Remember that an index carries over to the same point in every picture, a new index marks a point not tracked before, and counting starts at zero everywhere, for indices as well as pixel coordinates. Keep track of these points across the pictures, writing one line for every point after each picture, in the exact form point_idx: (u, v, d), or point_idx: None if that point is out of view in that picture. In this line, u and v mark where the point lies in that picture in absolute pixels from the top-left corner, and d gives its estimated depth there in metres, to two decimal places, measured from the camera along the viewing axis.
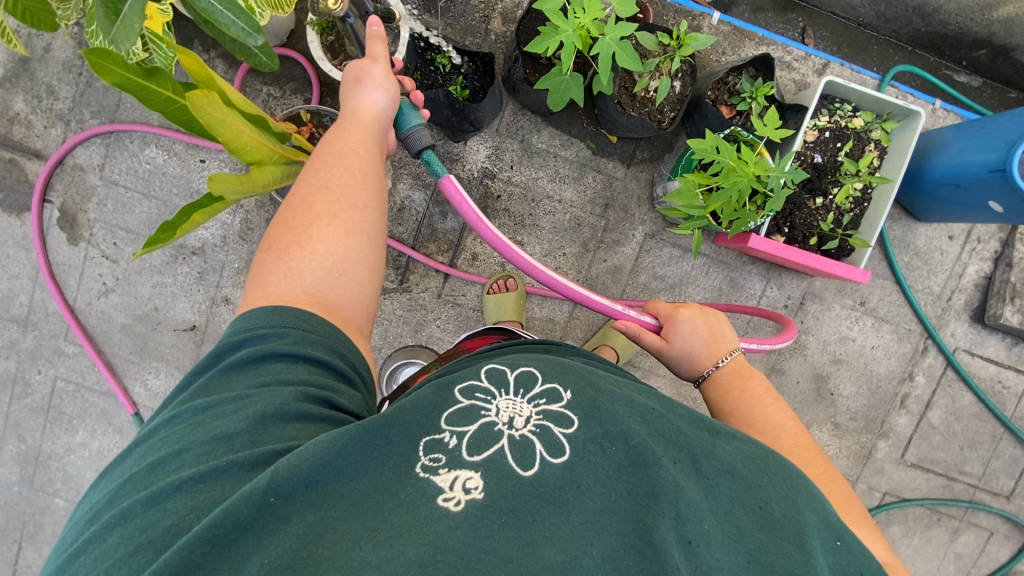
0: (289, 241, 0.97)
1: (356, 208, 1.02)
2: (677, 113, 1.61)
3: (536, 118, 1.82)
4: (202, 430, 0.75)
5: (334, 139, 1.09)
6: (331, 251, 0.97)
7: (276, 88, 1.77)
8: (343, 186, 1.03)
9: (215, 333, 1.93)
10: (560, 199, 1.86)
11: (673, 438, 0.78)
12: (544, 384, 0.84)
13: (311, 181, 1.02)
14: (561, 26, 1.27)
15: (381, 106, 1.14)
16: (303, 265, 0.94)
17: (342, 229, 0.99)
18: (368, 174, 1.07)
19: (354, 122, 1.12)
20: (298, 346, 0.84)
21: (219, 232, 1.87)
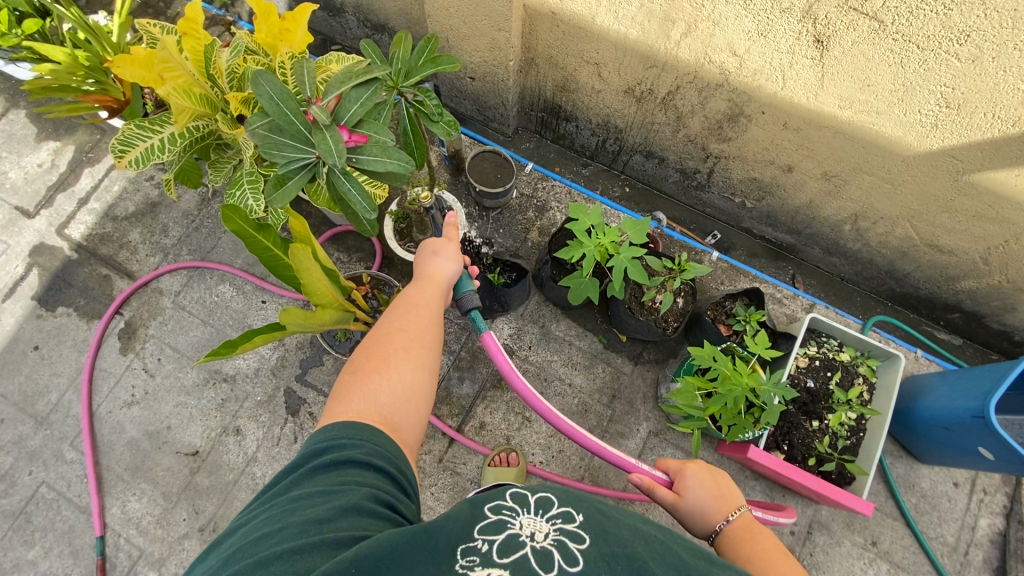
0: (372, 363, 1.06)
1: (428, 347, 1.14)
2: (680, 323, 1.84)
3: (557, 310, 2.08)
4: (288, 520, 0.75)
5: (413, 290, 1.26)
6: (405, 379, 1.05)
7: (345, 254, 2.13)
8: (421, 326, 1.16)
9: (213, 463, 1.93)
10: (571, 383, 2.00)
11: (680, 566, 0.74)
12: (560, 504, 0.81)
13: (393, 319, 1.16)
14: (585, 241, 1.59)
15: (449, 274, 1.33)
16: (382, 385, 1.02)
17: (416, 361, 1.09)
18: (439, 319, 1.21)
19: (430, 281, 1.29)
20: (371, 455, 0.87)
21: (255, 364, 2.03)
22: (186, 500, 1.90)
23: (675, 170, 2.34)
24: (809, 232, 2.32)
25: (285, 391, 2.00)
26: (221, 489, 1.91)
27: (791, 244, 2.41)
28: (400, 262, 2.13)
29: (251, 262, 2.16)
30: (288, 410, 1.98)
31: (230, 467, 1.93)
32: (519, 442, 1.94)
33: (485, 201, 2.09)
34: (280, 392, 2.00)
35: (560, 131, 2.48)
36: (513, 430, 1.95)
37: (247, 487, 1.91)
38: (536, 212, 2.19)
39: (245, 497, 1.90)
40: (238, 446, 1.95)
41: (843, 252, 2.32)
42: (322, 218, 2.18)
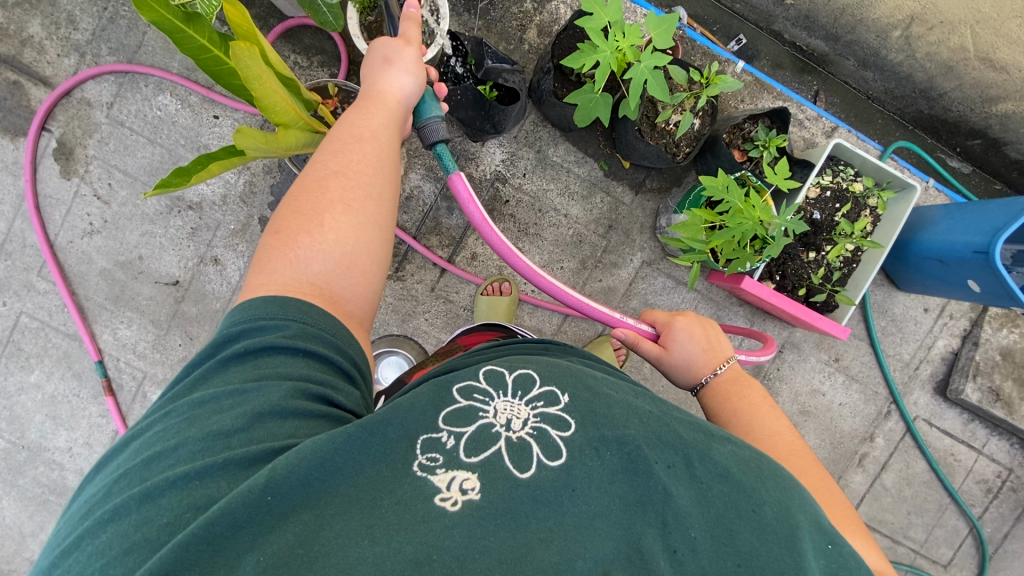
0: (299, 226, 0.96)
1: (368, 196, 1.02)
2: (693, 149, 1.66)
3: (555, 131, 1.85)
4: (200, 424, 0.75)
5: (354, 120, 1.08)
6: (340, 239, 0.97)
7: (304, 58, 1.79)
8: (359, 173, 1.03)
9: (198, 293, 1.88)
10: (566, 214, 1.89)
11: (676, 453, 0.80)
12: (541, 387, 0.87)
13: (325, 164, 1.02)
14: (599, 46, 1.31)
15: (407, 90, 1.15)
16: (309, 253, 0.94)
17: (353, 216, 0.99)
18: (386, 159, 1.08)
19: (379, 101, 1.12)
20: (298, 340, 0.84)
21: (220, 190, 1.83)
22: (177, 328, 1.89)
23: None
24: (849, 38, 2.02)
25: (259, 220, 1.85)
26: (211, 317, 1.89)
27: (824, 54, 2.10)
28: None
29: (191, 67, 1.80)
30: (266, 240, 1.86)
31: (217, 296, 1.88)
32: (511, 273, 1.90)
33: None
34: (255, 221, 1.85)
35: None
36: (505, 261, 1.90)
37: None
38: (534, 4, 1.79)
39: None
40: (220, 276, 1.87)
41: (881, 65, 2.05)
42: (269, 8, 1.76)
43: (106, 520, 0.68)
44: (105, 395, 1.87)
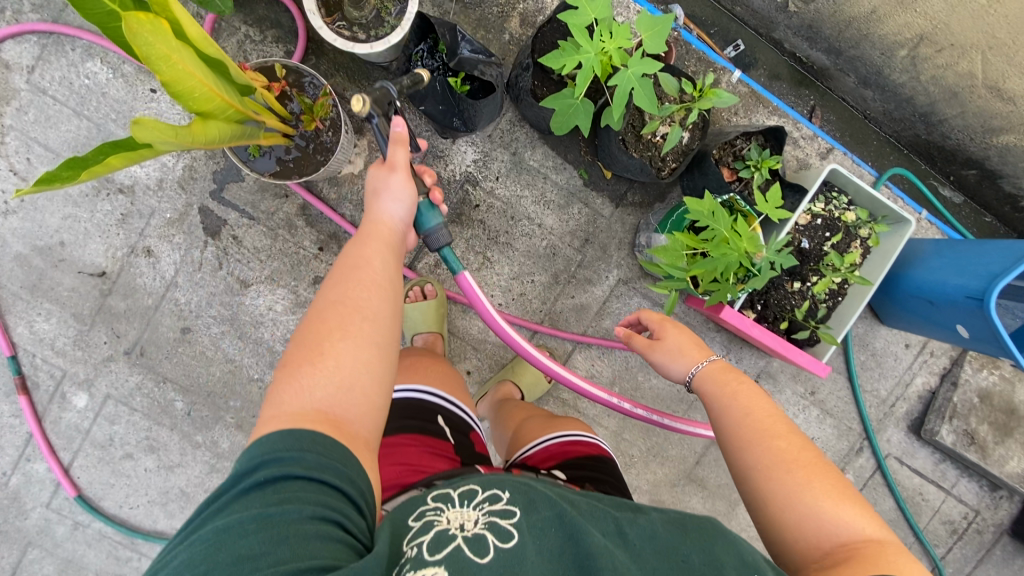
0: (301, 355, 0.87)
1: (368, 319, 0.93)
2: (679, 164, 1.52)
3: (533, 133, 1.70)
4: (218, 555, 0.67)
5: (352, 253, 1.01)
6: (341, 370, 0.87)
7: (257, 31, 1.60)
8: (358, 298, 0.94)
9: (126, 286, 1.69)
10: (540, 223, 1.75)
11: (615, 530, 0.77)
12: (484, 490, 0.83)
13: (323, 295, 0.95)
14: (583, 45, 1.16)
15: (398, 214, 1.09)
16: (315, 377, 0.85)
17: (356, 341, 0.90)
18: (386, 278, 1.00)
19: (373, 232, 1.05)
20: (314, 468, 0.75)
21: (156, 174, 1.64)
22: (103, 323, 1.70)
23: None
24: (852, 53, 1.89)
25: (199, 209, 1.66)
26: (141, 314, 1.71)
27: (824, 68, 2.00)
28: (333, 51, 1.62)
29: None
30: (206, 232, 1.67)
31: (148, 292, 1.69)
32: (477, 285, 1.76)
33: None
34: (194, 211, 1.66)
35: None
36: (471, 271, 1.75)
37: (170, 313, 1.71)
38: None
39: (170, 323, 1.71)
40: (152, 269, 1.68)
41: (882, 85, 1.94)
42: None
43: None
44: (18, 394, 1.68)
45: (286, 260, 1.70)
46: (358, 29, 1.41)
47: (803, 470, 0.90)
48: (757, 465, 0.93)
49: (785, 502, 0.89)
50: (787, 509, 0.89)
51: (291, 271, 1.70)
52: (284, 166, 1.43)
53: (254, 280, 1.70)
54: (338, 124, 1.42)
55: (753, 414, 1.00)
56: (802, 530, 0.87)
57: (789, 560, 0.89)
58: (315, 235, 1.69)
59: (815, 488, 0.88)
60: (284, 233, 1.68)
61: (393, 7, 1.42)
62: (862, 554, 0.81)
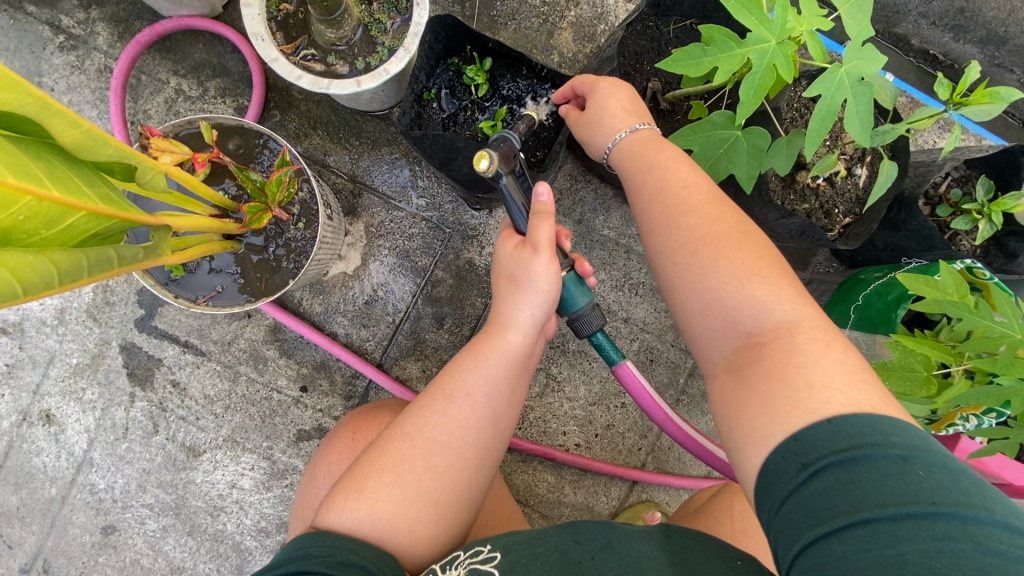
0: (367, 468, 0.68)
1: (435, 470, 0.68)
2: (856, 219, 0.96)
3: (605, 189, 1.15)
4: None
5: (461, 368, 0.71)
6: (380, 514, 0.66)
7: (193, 82, 1.09)
8: (432, 439, 0.69)
9: (18, 471, 1.12)
10: (627, 318, 1.17)
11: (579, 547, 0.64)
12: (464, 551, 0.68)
13: (410, 412, 0.71)
14: (754, 31, 0.60)
15: (533, 320, 0.69)
16: (371, 496, 0.66)
17: (408, 491, 0.67)
18: (488, 414, 0.71)
19: (488, 341, 0.71)
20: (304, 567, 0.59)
21: (55, 302, 1.10)
22: None
23: None
24: None
25: (120, 347, 1.11)
26: (42, 511, 1.13)
27: None
28: (306, 101, 1.11)
29: None
30: (131, 379, 1.12)
31: (50, 476, 1.12)
32: (540, 419, 1.17)
33: None
34: (113, 350, 1.11)
35: None
36: (529, 400, 1.17)
37: (85, 506, 1.13)
38: None
39: (86, 520, 1.13)
40: (55, 443, 1.12)
41: None
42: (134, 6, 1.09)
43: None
44: None
45: (254, 410, 1.13)
46: (338, 58, 0.89)
47: (722, 245, 0.60)
48: (668, 246, 0.64)
49: (690, 284, 0.61)
50: (691, 294, 0.61)
51: (261, 427, 1.13)
52: (228, 284, 0.87)
53: (208, 445, 1.13)
54: (312, 210, 0.88)
55: (696, 186, 0.66)
56: (708, 317, 0.60)
57: (703, 346, 0.62)
58: (294, 369, 1.13)
59: (738, 270, 0.58)
60: (248, 370, 1.13)
61: (389, 19, 0.89)
62: (768, 354, 0.55)
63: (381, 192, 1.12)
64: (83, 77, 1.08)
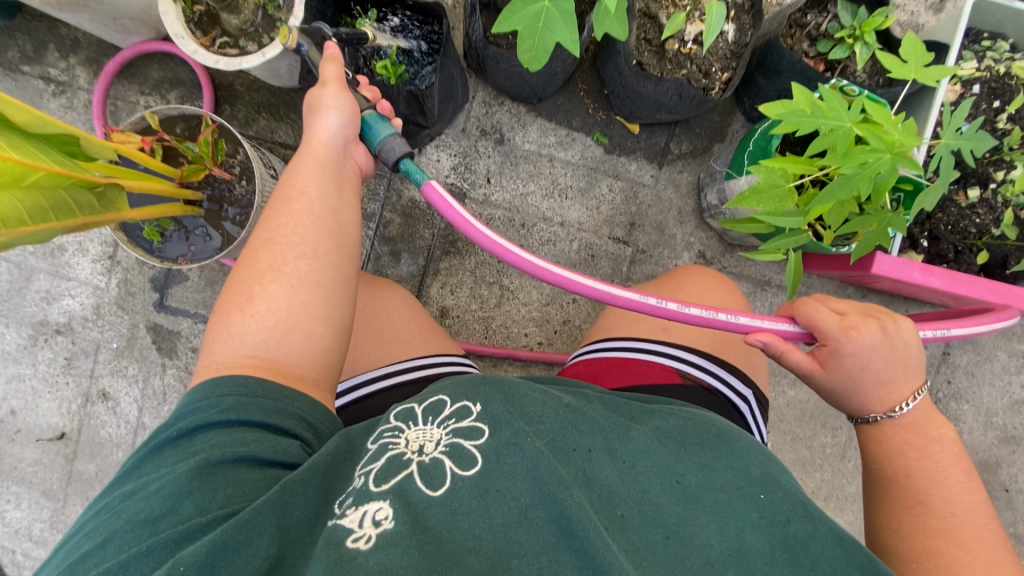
0: (233, 297, 0.67)
1: (304, 258, 0.69)
2: (733, 73, 1.03)
3: (517, 108, 1.27)
4: (127, 511, 0.52)
5: (285, 186, 0.74)
6: (271, 309, 0.65)
7: (157, 98, 1.31)
8: (289, 236, 0.70)
9: (91, 443, 1.37)
10: (563, 221, 1.28)
11: (581, 441, 0.61)
12: (454, 402, 0.64)
13: (254, 236, 0.71)
14: None
15: (335, 133, 0.77)
16: (248, 321, 0.64)
17: (290, 280, 0.67)
18: (326, 206, 0.74)
19: (302, 158, 0.76)
20: (228, 411, 0.58)
21: (91, 300, 1.35)
22: (76, 495, 1.37)
23: None
24: None
25: (147, 328, 1.34)
26: (114, 472, 1.37)
27: None
28: (249, 90, 1.29)
29: None
30: (161, 353, 1.34)
31: (116, 443, 1.37)
32: (502, 326, 1.30)
33: None
34: (142, 331, 1.35)
35: None
36: (490, 311, 1.30)
37: None
38: None
39: None
40: (115, 415, 1.36)
41: None
42: (101, 46, 1.32)
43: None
44: None
45: None
46: (247, 40, 1.06)
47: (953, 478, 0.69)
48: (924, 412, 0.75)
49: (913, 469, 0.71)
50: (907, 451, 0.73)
51: None
52: (198, 243, 1.06)
53: None
54: (250, 168, 1.05)
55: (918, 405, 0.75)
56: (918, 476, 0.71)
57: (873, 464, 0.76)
58: None
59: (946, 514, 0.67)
60: None
61: None
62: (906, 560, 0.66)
63: None
64: (74, 114, 1.31)
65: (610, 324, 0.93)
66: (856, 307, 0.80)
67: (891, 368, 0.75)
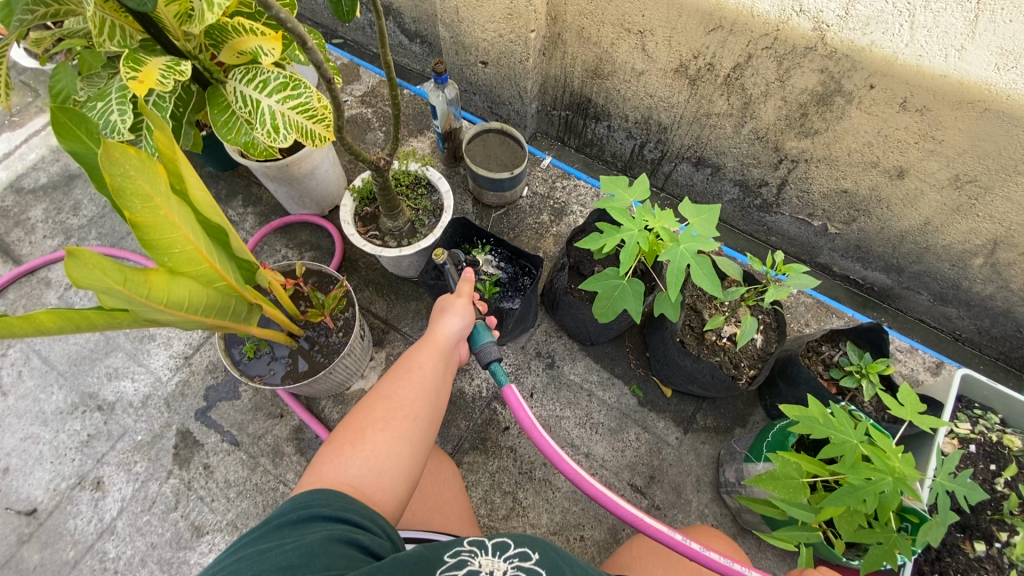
0: (346, 433, 0.78)
1: (411, 416, 0.83)
2: (758, 371, 1.23)
3: (572, 345, 1.49)
4: (263, 561, 0.57)
5: (410, 358, 0.92)
6: (377, 450, 0.76)
7: (295, 253, 1.63)
8: (405, 396, 0.85)
9: (51, 531, 1.30)
10: (588, 453, 1.37)
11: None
12: (517, 544, 0.71)
13: (377, 389, 0.86)
14: (624, 223, 1.02)
15: (455, 332, 0.98)
16: (355, 454, 0.75)
17: (397, 432, 0.80)
18: (436, 381, 0.91)
19: (427, 343, 0.95)
20: (342, 508, 0.66)
21: (144, 389, 1.45)
22: None
23: (732, 183, 1.83)
24: (916, 268, 1.71)
25: (177, 431, 1.40)
26: (51, 573, 1.26)
27: (886, 287, 1.82)
28: (366, 268, 1.60)
29: None
30: (175, 459, 1.37)
31: (74, 540, 1.29)
32: None
33: (485, 196, 1.60)
34: (171, 433, 1.40)
35: (587, 135, 2.00)
36: (496, 521, 1.30)
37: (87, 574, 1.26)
38: (551, 217, 1.64)
39: None
40: (93, 509, 1.33)
41: (964, 299, 1.69)
42: (273, 207, 1.72)
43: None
44: None
45: (260, 499, 1.32)
46: (392, 237, 1.39)
47: None
48: None
49: None
50: None
51: (261, 516, 1.31)
52: (277, 368, 1.21)
53: (213, 526, 1.30)
54: (350, 325, 1.26)
55: None
56: None
57: None
58: (302, 465, 1.36)
59: None
60: (266, 462, 1.36)
61: (428, 218, 1.41)
62: None
63: (403, 333, 1.51)
64: None
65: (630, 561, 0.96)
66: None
67: None
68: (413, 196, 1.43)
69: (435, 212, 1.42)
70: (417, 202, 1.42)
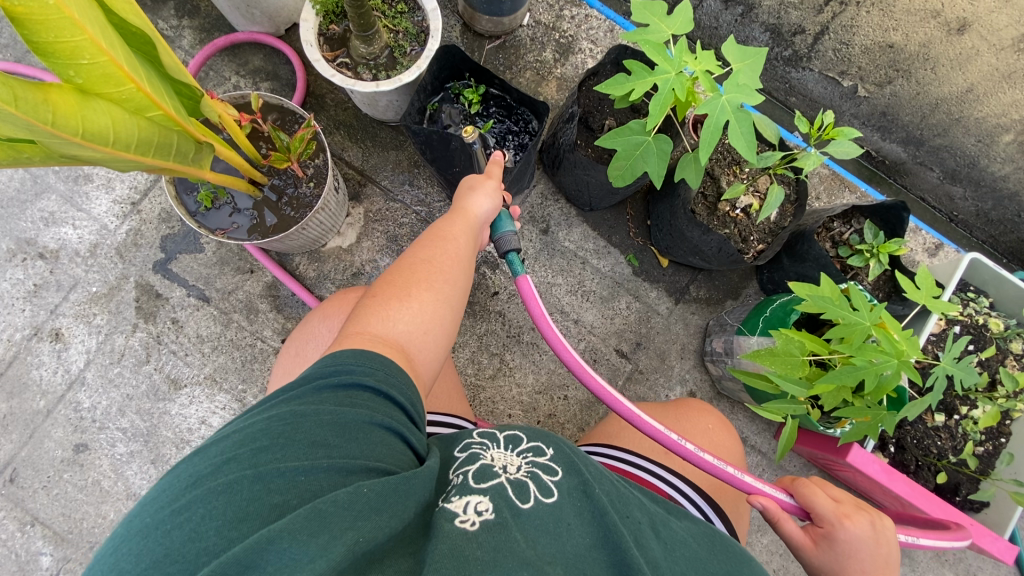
0: (393, 288, 0.72)
1: (454, 283, 0.76)
2: (766, 247, 1.17)
3: (568, 208, 1.38)
4: (299, 430, 0.52)
5: (445, 228, 0.81)
6: (422, 315, 0.71)
7: (248, 82, 1.36)
8: (448, 261, 0.77)
9: (15, 381, 1.24)
10: (578, 319, 1.34)
11: (633, 512, 0.63)
12: (529, 439, 0.68)
13: (416, 251, 0.78)
14: (659, 64, 0.84)
15: (485, 214, 0.84)
16: (404, 313, 0.70)
17: (440, 293, 0.74)
18: (470, 258, 0.81)
19: (459, 220, 0.82)
20: (386, 382, 0.60)
21: (91, 237, 1.29)
22: None
23: (762, 29, 1.51)
24: (938, 142, 1.51)
25: (134, 282, 1.28)
26: (25, 422, 1.23)
27: (898, 162, 1.58)
28: (336, 106, 1.36)
29: None
30: (136, 313, 1.27)
31: (42, 390, 1.24)
32: (488, 399, 1.30)
33: (478, 22, 1.32)
34: (129, 285, 1.28)
35: None
36: (482, 380, 1.31)
37: (65, 422, 1.24)
38: (555, 55, 1.40)
39: (61, 436, 1.23)
40: (56, 360, 1.25)
41: (974, 178, 1.54)
42: (216, 21, 1.39)
43: (216, 491, 0.47)
44: None
45: (237, 354, 1.28)
46: (366, 68, 1.16)
47: None
48: None
49: None
50: None
51: (239, 370, 1.27)
52: (242, 222, 1.07)
53: (190, 380, 1.26)
54: (323, 175, 1.09)
55: None
56: None
57: None
58: (279, 323, 1.29)
59: None
60: (240, 319, 1.29)
61: (410, 46, 1.17)
62: None
63: (383, 187, 1.35)
64: None
65: (615, 432, 0.94)
66: (849, 498, 0.84)
67: (872, 562, 0.77)
68: (390, 14, 1.16)
69: (419, 37, 1.17)
70: (395, 22, 1.16)
